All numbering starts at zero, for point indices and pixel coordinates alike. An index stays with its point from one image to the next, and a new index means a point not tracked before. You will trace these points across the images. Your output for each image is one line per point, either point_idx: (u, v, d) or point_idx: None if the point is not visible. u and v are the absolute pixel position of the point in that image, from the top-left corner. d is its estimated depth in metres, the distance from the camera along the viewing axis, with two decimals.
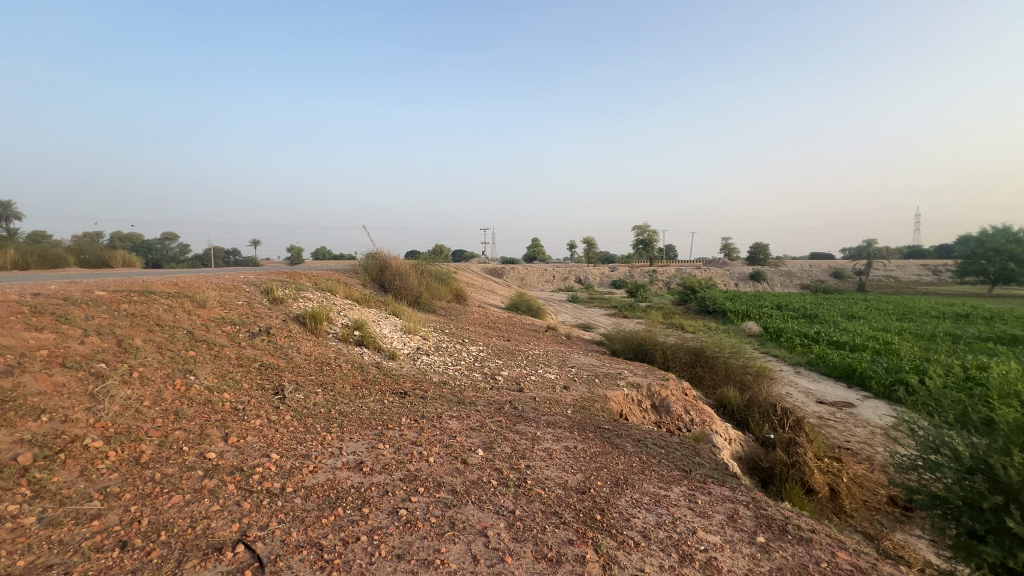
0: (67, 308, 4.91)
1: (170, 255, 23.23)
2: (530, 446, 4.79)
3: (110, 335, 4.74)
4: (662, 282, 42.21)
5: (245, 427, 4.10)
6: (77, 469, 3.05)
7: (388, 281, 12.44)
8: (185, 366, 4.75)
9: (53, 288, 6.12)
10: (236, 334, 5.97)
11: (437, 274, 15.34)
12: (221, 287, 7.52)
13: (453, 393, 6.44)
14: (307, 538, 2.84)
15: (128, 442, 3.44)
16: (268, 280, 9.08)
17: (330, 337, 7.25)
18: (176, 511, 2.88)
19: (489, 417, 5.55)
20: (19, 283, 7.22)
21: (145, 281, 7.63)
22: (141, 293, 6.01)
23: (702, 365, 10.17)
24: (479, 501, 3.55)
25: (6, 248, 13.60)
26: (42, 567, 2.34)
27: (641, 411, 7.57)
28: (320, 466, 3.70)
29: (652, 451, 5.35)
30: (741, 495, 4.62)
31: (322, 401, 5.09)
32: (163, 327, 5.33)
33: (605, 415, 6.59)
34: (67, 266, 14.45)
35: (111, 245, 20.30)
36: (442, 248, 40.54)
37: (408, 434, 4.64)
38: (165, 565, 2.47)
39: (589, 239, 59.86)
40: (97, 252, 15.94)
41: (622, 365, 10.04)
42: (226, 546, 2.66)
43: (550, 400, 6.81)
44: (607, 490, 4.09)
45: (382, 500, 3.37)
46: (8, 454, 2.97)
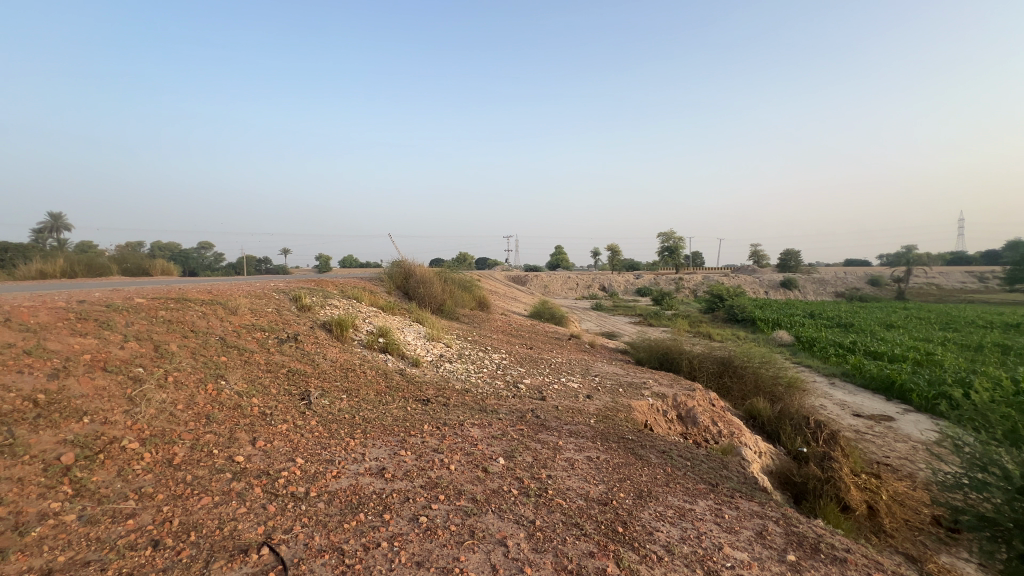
0: (109, 315, 5.16)
1: (205, 263, 24.15)
2: (551, 455, 4.74)
3: (148, 340, 4.95)
4: (688, 290, 41.40)
5: (273, 432, 4.20)
6: (114, 470, 3.18)
7: (413, 289, 12.63)
8: (217, 371, 4.91)
9: (97, 295, 6.44)
10: (265, 340, 6.15)
11: (461, 281, 15.46)
12: (252, 295, 7.78)
13: (476, 400, 6.46)
14: (329, 543, 2.87)
15: (162, 444, 3.57)
16: (297, 287, 9.33)
17: (355, 344, 7.38)
18: (205, 512, 2.96)
19: (510, 425, 5.53)
20: (67, 291, 7.63)
21: (182, 289, 7.95)
22: (177, 300, 6.28)
23: (730, 375, 9.90)
24: (499, 511, 3.53)
25: (56, 258, 14.40)
26: (80, 563, 2.44)
27: (667, 422, 7.42)
28: (343, 472, 3.75)
29: (678, 463, 5.23)
30: (771, 511, 4.46)
31: (347, 407, 5.17)
32: (197, 334, 5.54)
33: (629, 425, 6.48)
34: (110, 274, 15.22)
35: (152, 254, 21.26)
36: (467, 256, 40.89)
37: (430, 441, 4.66)
38: (193, 565, 2.53)
39: (613, 246, 59.28)
40: (139, 261, 16.79)
41: (646, 375, 9.87)
42: (251, 548, 2.72)
43: (573, 409, 6.74)
44: (630, 502, 4.01)
45: (403, 506, 3.39)
46: (52, 454, 3.13)
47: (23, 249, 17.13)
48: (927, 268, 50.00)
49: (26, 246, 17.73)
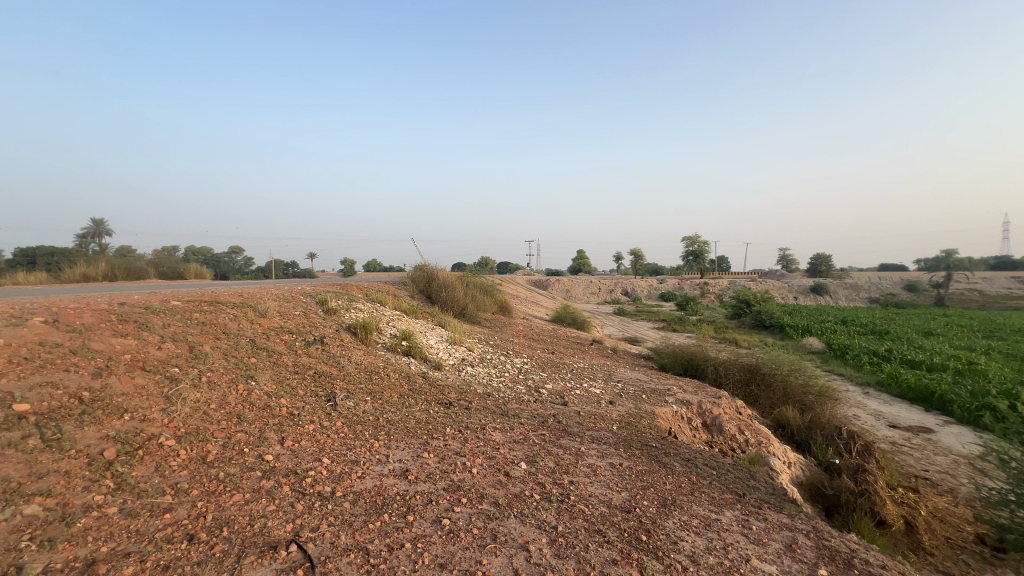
0: (147, 316, 5.38)
1: (236, 266, 24.92)
2: (574, 461, 4.71)
3: (183, 341, 5.15)
4: (713, 295, 40.61)
5: (300, 432, 4.30)
6: (152, 465, 3.32)
7: (435, 293, 12.76)
8: (247, 371, 5.07)
9: (136, 297, 6.72)
10: (293, 342, 6.32)
11: (483, 285, 15.56)
12: (281, 298, 8.00)
13: (497, 404, 6.47)
14: (355, 542, 2.93)
15: (197, 442, 3.71)
16: (323, 291, 9.55)
17: (379, 347, 7.50)
18: (237, 509, 3.06)
19: (532, 430, 5.52)
20: (109, 293, 8.00)
21: (214, 292, 8.23)
22: (210, 303, 6.51)
23: (758, 383, 9.65)
24: (521, 515, 3.53)
25: (99, 262, 15.13)
26: (121, 554, 2.55)
27: (691, 430, 7.28)
28: (368, 473, 3.81)
29: (703, 472, 5.12)
30: (802, 524, 4.33)
31: (371, 409, 5.26)
32: (229, 335, 5.73)
33: (652, 432, 6.39)
34: (148, 278, 15.86)
35: (186, 258, 22.07)
36: (489, 260, 41.05)
37: (452, 444, 4.70)
38: (226, 560, 2.62)
39: (637, 251, 58.66)
40: (174, 264, 17.47)
41: (670, 381, 9.71)
42: (280, 545, 2.79)
43: (595, 414, 6.69)
44: (654, 511, 3.95)
45: (427, 508, 3.42)
46: (96, 448, 3.29)
47: (69, 254, 18.05)
48: (969, 273, 47.77)
49: (71, 251, 18.67)
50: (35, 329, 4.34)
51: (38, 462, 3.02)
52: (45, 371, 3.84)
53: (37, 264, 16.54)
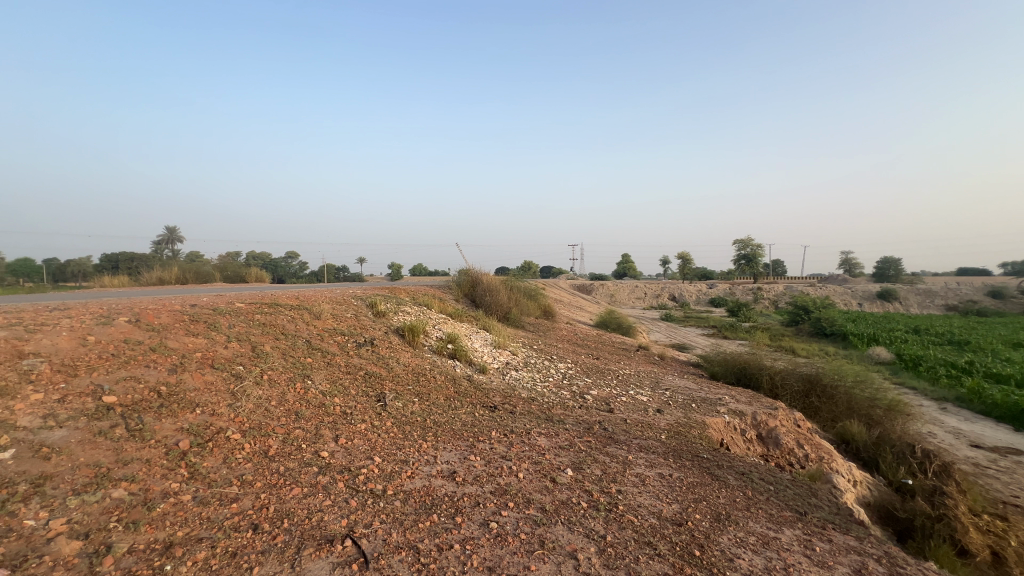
0: (215, 317, 5.77)
1: (292, 270, 26.28)
2: (621, 470, 4.61)
3: (247, 341, 5.48)
4: (768, 301, 38.70)
5: (353, 431, 4.47)
6: (221, 457, 3.54)
7: (480, 297, 12.91)
8: (304, 371, 5.33)
9: (205, 299, 7.23)
10: (345, 344, 6.57)
11: (526, 289, 15.59)
12: (334, 301, 8.36)
13: (541, 409, 6.44)
14: (405, 540, 3.00)
15: (259, 436, 3.93)
16: (373, 294, 9.89)
17: (426, 350, 7.66)
18: (296, 502, 3.21)
19: (578, 436, 5.46)
20: (181, 296, 8.66)
21: (274, 294, 8.71)
22: (271, 305, 6.91)
23: (819, 395, 9.09)
24: (568, 522, 3.49)
25: (172, 266, 16.41)
26: (195, 539, 2.74)
27: (745, 442, 6.95)
28: (417, 473, 3.90)
29: (759, 487, 4.87)
30: (872, 548, 4.02)
31: (419, 410, 5.38)
32: (287, 336, 6.05)
33: (703, 442, 6.15)
34: (214, 281, 17.00)
35: (248, 263, 23.52)
36: (532, 265, 41.14)
37: (498, 447, 4.72)
38: (287, 550, 2.75)
39: (684, 254, 56.94)
40: (237, 269, 18.66)
41: (721, 391, 9.30)
42: (336, 539, 2.91)
43: (642, 423, 6.52)
44: (707, 525, 3.79)
45: (474, 511, 3.46)
46: (172, 439, 3.56)
47: (148, 259, 19.71)
48: None
49: (149, 256, 20.37)
50: (121, 328, 4.76)
51: (124, 450, 3.30)
52: (128, 366, 4.20)
53: (120, 268, 18.16)
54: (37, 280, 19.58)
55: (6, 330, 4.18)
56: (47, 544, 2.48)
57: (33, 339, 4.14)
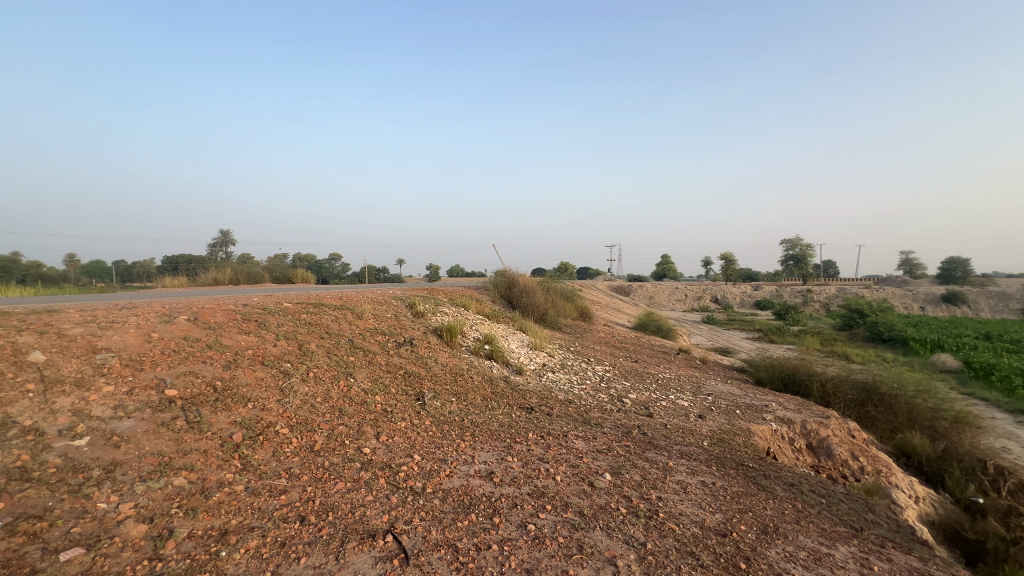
0: (265, 316, 6.06)
1: (335, 271, 27.20)
2: (661, 476, 4.50)
3: (294, 339, 5.72)
4: (818, 304, 36.79)
5: (394, 428, 4.57)
6: (271, 450, 3.71)
7: (516, 298, 12.95)
8: (347, 369, 5.50)
9: (255, 299, 7.61)
10: (385, 343, 6.74)
11: (563, 290, 15.50)
12: (376, 301, 8.60)
13: (579, 412, 6.37)
14: (444, 538, 3.04)
15: (306, 431, 4.08)
16: (412, 294, 10.10)
17: (463, 350, 7.73)
18: (340, 496, 3.32)
19: (616, 440, 5.37)
20: (234, 295, 9.14)
21: (319, 294, 9.05)
22: (316, 305, 7.18)
23: (875, 404, 8.54)
24: (607, 528, 3.44)
25: (226, 268, 17.39)
26: (247, 527, 2.88)
27: (794, 451, 6.62)
28: (455, 472, 3.95)
29: (809, 499, 4.63)
30: (937, 571, 3.74)
31: (456, 410, 5.45)
32: (331, 335, 6.26)
33: (748, 451, 5.91)
34: (264, 282, 17.88)
35: (294, 264, 24.56)
36: (568, 266, 40.86)
37: (535, 449, 4.71)
38: (332, 542, 2.85)
39: (728, 255, 54.99)
40: (285, 270, 19.54)
41: (768, 397, 8.90)
42: (378, 534, 2.98)
43: (683, 428, 6.34)
44: (753, 537, 3.64)
45: (512, 512, 3.46)
46: (227, 432, 3.76)
47: (204, 261, 20.94)
48: None
49: (206, 258, 21.64)
50: (181, 325, 5.07)
51: (184, 440, 3.51)
52: (188, 362, 4.47)
53: (180, 269, 19.41)
54: (108, 281, 21.21)
55: (83, 326, 4.54)
56: (117, 526, 2.67)
57: (105, 335, 4.48)
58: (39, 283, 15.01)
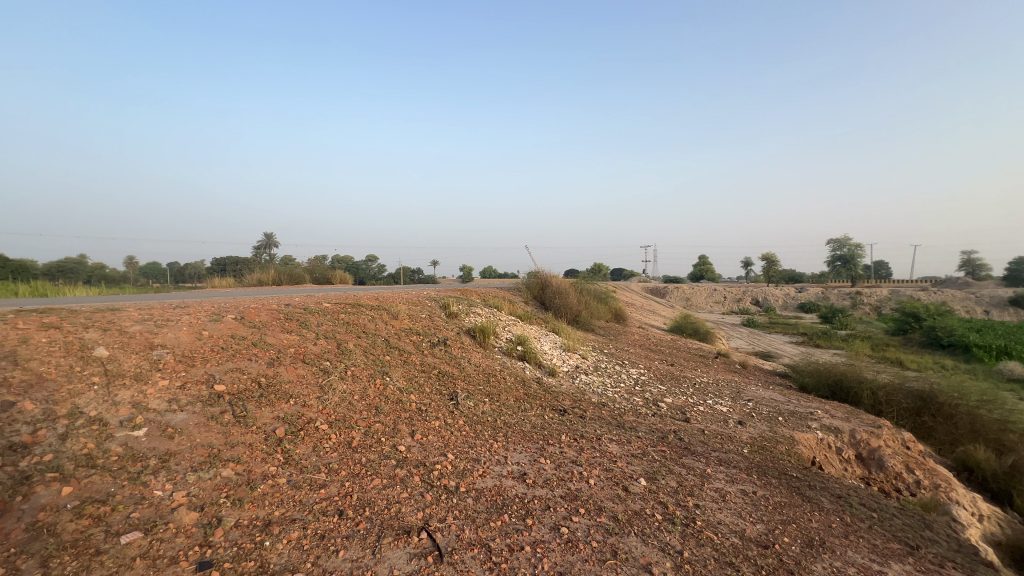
0: (306, 316, 6.28)
1: (372, 272, 27.90)
2: (698, 483, 4.37)
3: (333, 338, 5.90)
4: (869, 306, 34.84)
5: (428, 427, 4.64)
6: (311, 445, 3.84)
7: (549, 299, 12.92)
8: (383, 368, 5.63)
9: (296, 299, 7.89)
10: (419, 343, 6.86)
11: (597, 292, 15.34)
12: (411, 302, 8.76)
13: (613, 415, 6.27)
14: (477, 538, 3.06)
15: (344, 428, 4.21)
16: (446, 295, 10.23)
17: (496, 351, 7.78)
18: (377, 492, 3.40)
19: (651, 445, 5.26)
20: (277, 296, 9.52)
21: (356, 295, 9.31)
22: (354, 305, 7.39)
23: (933, 414, 8.02)
24: (642, 534, 3.37)
25: (270, 269, 18.17)
26: (289, 519, 2.99)
27: (841, 462, 6.30)
28: (489, 472, 3.97)
29: (859, 513, 4.38)
30: None
31: (489, 410, 5.48)
32: (368, 334, 6.42)
33: (791, 460, 5.66)
34: (304, 283, 18.56)
35: (333, 266, 25.37)
36: (602, 267, 40.40)
37: (568, 452, 4.68)
38: (369, 537, 2.92)
39: (770, 255, 52.92)
40: (325, 271, 20.23)
41: (813, 404, 8.49)
42: (412, 531, 3.03)
43: (722, 434, 6.14)
44: (798, 550, 3.48)
45: (545, 514, 3.44)
46: (271, 426, 3.92)
47: (249, 263, 21.89)
48: None
49: (251, 259, 22.62)
50: (229, 324, 5.33)
51: (231, 433, 3.68)
52: (235, 358, 4.69)
53: (228, 271, 20.41)
54: (162, 282, 22.54)
55: (141, 324, 4.85)
56: (171, 513, 2.83)
57: (161, 332, 4.76)
58: (103, 283, 16.12)
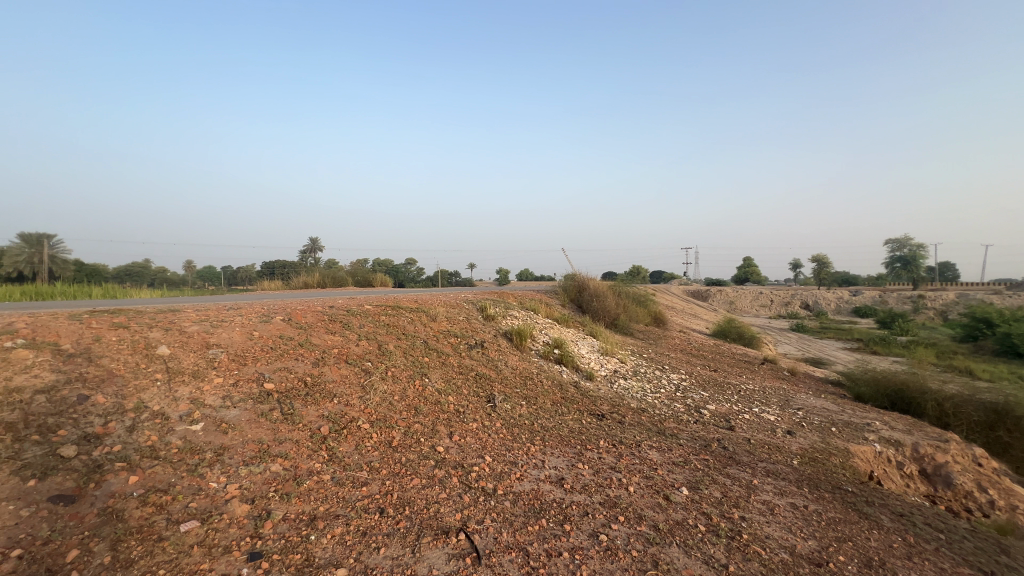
0: (349, 318, 6.48)
1: (411, 275, 28.51)
2: (744, 494, 4.19)
3: (374, 339, 6.06)
4: (934, 311, 32.46)
5: (466, 429, 4.69)
6: (354, 443, 3.95)
7: (587, 302, 12.77)
8: (422, 369, 5.73)
9: (339, 301, 8.14)
10: (457, 345, 6.94)
11: (635, 295, 15.04)
12: (449, 304, 8.88)
13: (652, 422, 6.12)
14: (515, 541, 3.05)
15: (384, 427, 4.31)
16: (483, 298, 10.31)
17: (533, 354, 7.76)
18: (416, 491, 3.46)
19: (693, 453, 5.09)
20: (321, 298, 9.88)
21: (396, 297, 9.52)
22: (394, 307, 7.56)
23: (1009, 430, 7.37)
24: (685, 545, 3.26)
25: (315, 272, 18.89)
26: (333, 514, 3.08)
27: (903, 477, 5.87)
28: (526, 475, 3.96)
29: (924, 533, 4.07)
30: None
31: (526, 413, 5.46)
32: (407, 336, 6.56)
33: (847, 473, 5.33)
34: (347, 286, 19.20)
35: (374, 269, 26.10)
36: (640, 269, 39.65)
37: (607, 457, 4.60)
38: (409, 536, 2.97)
39: (821, 257, 50.32)
40: (366, 274, 20.83)
41: (870, 415, 7.97)
42: (451, 531, 3.06)
43: (770, 444, 5.86)
44: (854, 571, 3.28)
45: (583, 520, 3.40)
46: (316, 424, 4.06)
47: (296, 266, 22.86)
48: None
49: (297, 264, 23.64)
50: (277, 325, 5.58)
51: (280, 430, 3.85)
52: (283, 358, 4.90)
53: (276, 274, 21.38)
54: (217, 284, 23.87)
55: (199, 325, 5.14)
56: (225, 504, 2.99)
57: (216, 332, 5.04)
58: (166, 286, 17.24)
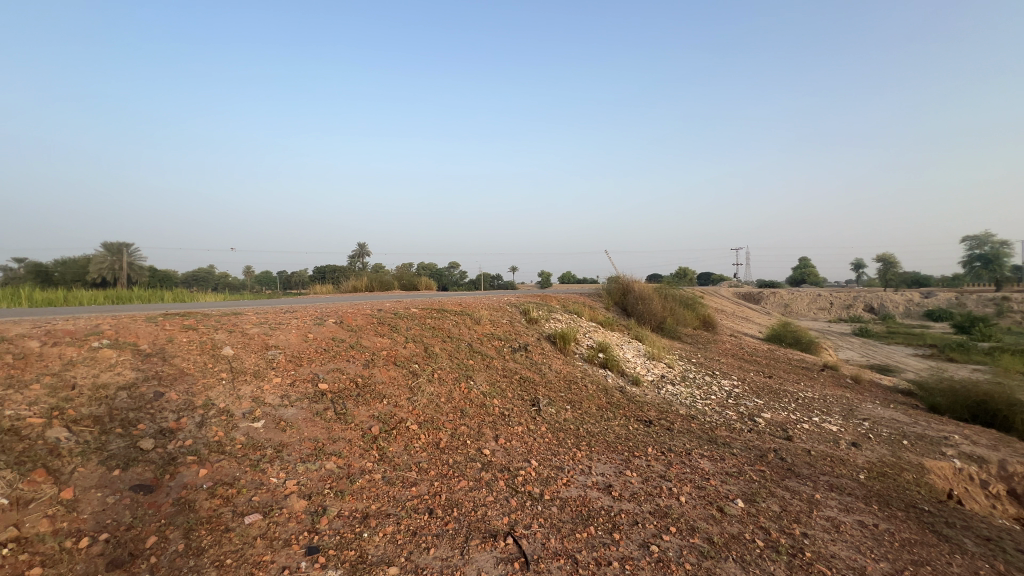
0: (396, 321, 6.67)
1: (455, 279, 29.02)
2: (806, 509, 3.95)
3: (421, 342, 6.20)
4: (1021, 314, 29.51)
5: (511, 432, 4.70)
6: (403, 444, 4.05)
7: (632, 305, 12.49)
8: (467, 372, 5.80)
9: (386, 305, 8.38)
10: (501, 348, 6.98)
11: (683, 298, 14.57)
12: (492, 307, 8.96)
13: (703, 429, 5.89)
14: (563, 548, 3.02)
15: (432, 429, 4.38)
16: (526, 301, 10.32)
17: (577, 357, 7.68)
18: (464, 493, 3.50)
19: (748, 463, 4.86)
20: (370, 301, 10.21)
21: (440, 301, 9.70)
22: (439, 310, 7.71)
23: None
24: (741, 560, 3.11)
25: (363, 276, 19.57)
26: (384, 513, 3.16)
27: (988, 497, 5.34)
28: (573, 481, 3.91)
29: (1017, 561, 3.68)
30: None
31: (572, 418, 5.41)
32: (452, 339, 6.66)
33: (922, 491, 4.92)
34: (393, 289, 19.80)
35: (419, 273, 26.79)
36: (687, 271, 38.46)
37: (655, 465, 4.47)
38: (457, 537, 3.01)
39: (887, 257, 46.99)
40: (411, 278, 21.37)
41: (948, 428, 7.32)
42: (498, 535, 3.07)
43: (833, 457, 5.50)
44: None
45: (633, 530, 3.31)
46: (367, 424, 4.19)
47: (346, 271, 23.81)
48: None
49: (346, 268, 24.57)
50: (330, 328, 5.81)
51: (333, 429, 4.00)
52: (336, 360, 5.10)
53: (328, 278, 22.36)
54: (273, 288, 25.23)
55: (259, 327, 5.44)
56: (284, 499, 3.13)
57: (275, 334, 5.32)
58: (228, 290, 18.38)
